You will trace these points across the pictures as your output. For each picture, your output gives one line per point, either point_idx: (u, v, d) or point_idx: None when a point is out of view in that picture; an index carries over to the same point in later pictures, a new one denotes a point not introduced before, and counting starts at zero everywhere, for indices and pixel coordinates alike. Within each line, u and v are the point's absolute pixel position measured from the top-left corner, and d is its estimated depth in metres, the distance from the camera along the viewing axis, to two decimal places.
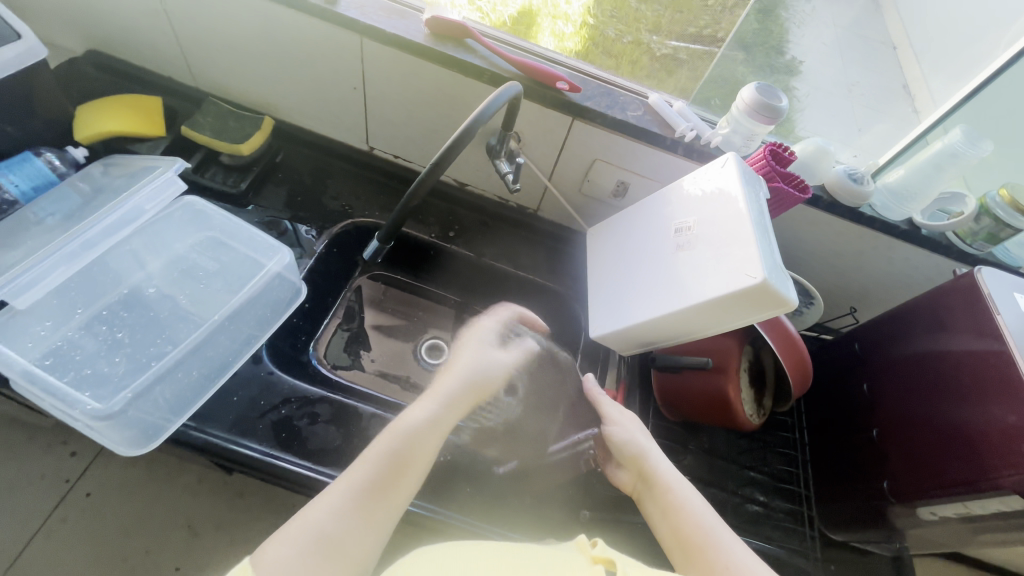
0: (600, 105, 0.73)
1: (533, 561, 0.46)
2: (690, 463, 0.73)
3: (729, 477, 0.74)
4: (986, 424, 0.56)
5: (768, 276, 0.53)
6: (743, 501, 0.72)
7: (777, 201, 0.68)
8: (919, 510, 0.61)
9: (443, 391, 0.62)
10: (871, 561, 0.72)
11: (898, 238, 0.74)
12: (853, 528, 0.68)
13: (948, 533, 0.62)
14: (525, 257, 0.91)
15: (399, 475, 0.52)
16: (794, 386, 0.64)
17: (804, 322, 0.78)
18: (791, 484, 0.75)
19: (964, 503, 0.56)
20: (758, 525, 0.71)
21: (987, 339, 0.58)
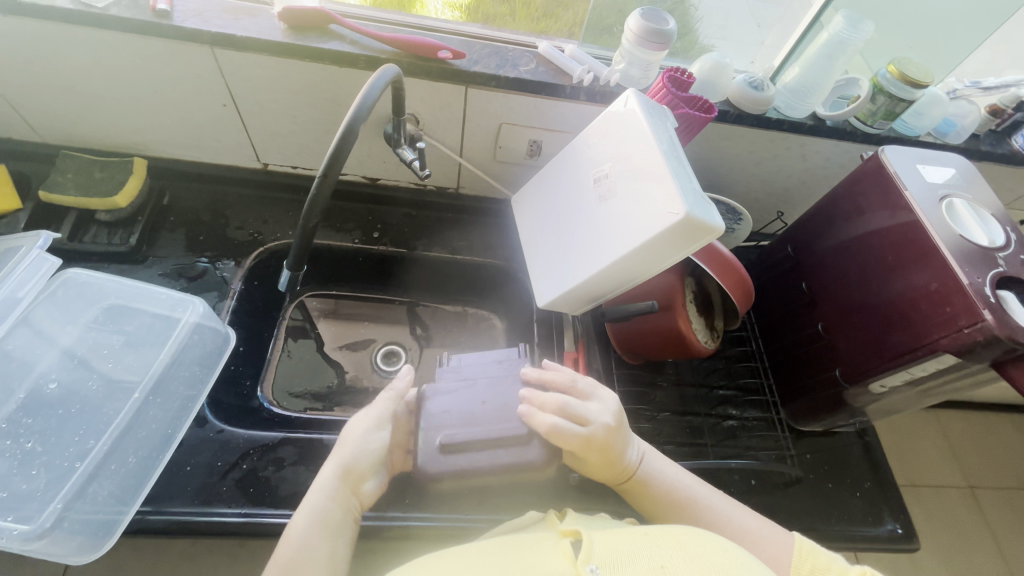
0: (489, 67, 0.69)
1: (500, 551, 0.42)
2: (662, 399, 0.75)
3: (700, 402, 0.76)
4: (911, 296, 0.58)
5: (690, 209, 0.53)
6: (718, 420, 0.75)
7: (687, 126, 0.67)
8: (870, 386, 0.65)
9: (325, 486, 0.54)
10: (840, 441, 0.78)
11: (807, 135, 0.76)
12: (818, 417, 0.73)
13: (899, 399, 0.66)
14: (459, 239, 0.88)
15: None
16: (739, 304, 0.65)
17: (738, 238, 0.79)
18: (759, 393, 0.79)
19: (907, 371, 0.60)
20: (737, 438, 0.74)
21: (900, 214, 0.61)
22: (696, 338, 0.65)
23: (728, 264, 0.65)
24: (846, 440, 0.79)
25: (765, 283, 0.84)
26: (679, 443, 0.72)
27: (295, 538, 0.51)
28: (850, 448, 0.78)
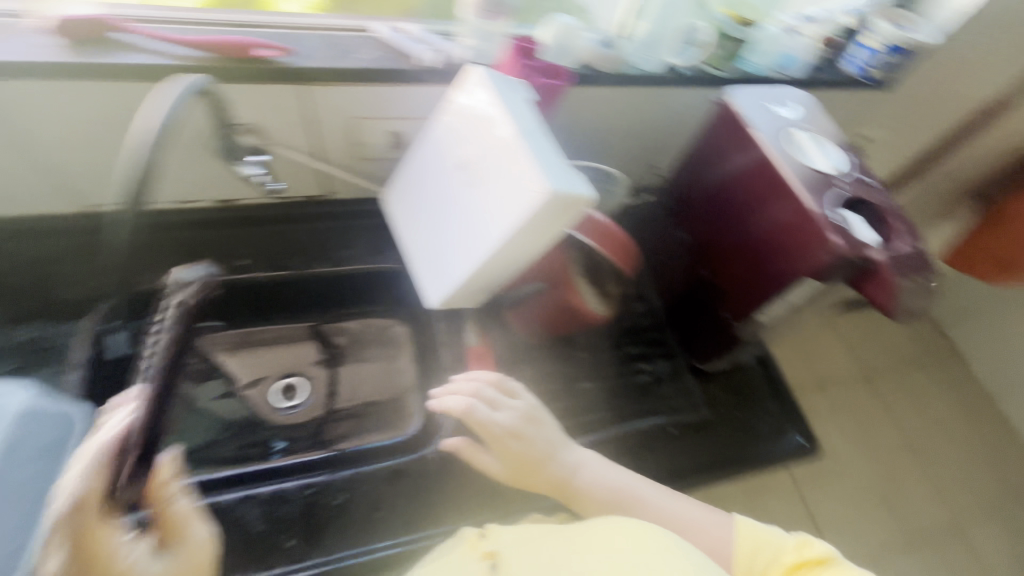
0: (323, 59, 0.62)
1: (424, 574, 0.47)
2: (575, 372, 0.76)
3: (611, 365, 0.77)
4: (775, 229, 0.61)
5: (555, 183, 0.51)
6: (630, 380, 0.77)
7: (545, 97, 0.65)
8: (756, 319, 0.68)
9: None
10: (744, 372, 0.83)
11: (666, 86, 0.76)
12: (717, 355, 0.77)
13: (779, 324, 0.71)
14: (340, 249, 0.81)
15: None
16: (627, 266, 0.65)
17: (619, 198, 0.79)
18: (663, 344, 0.82)
19: (783, 300, 0.64)
20: (654, 394, 0.77)
21: (754, 153, 0.63)
22: (590, 309, 0.66)
23: (611, 232, 0.64)
24: (749, 370, 0.84)
25: (648, 237, 0.85)
26: (599, 413, 0.73)
27: None
28: (752, 376, 0.83)
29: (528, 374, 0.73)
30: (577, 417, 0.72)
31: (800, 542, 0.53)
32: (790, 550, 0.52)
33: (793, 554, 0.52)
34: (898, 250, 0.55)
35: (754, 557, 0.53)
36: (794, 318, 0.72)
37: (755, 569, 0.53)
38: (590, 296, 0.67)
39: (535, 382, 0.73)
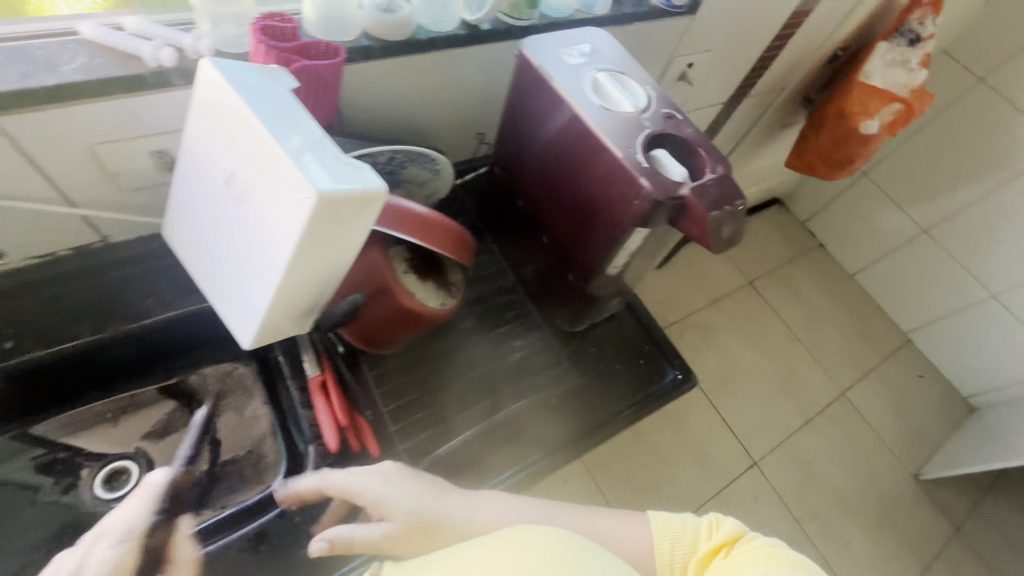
0: (9, 80, 0.49)
1: None
2: (438, 372, 0.71)
3: (475, 355, 0.74)
4: (594, 182, 0.58)
5: (323, 185, 0.44)
6: (497, 365, 0.74)
7: (319, 81, 0.56)
8: (601, 275, 0.67)
9: None
10: (615, 325, 0.83)
11: (467, 46, 0.70)
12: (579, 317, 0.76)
13: (622, 275, 0.71)
14: (140, 299, 0.69)
15: None
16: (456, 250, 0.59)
17: (447, 178, 0.74)
18: (527, 318, 0.79)
19: (619, 252, 0.62)
20: (523, 371, 0.75)
21: (559, 107, 0.59)
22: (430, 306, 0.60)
23: (427, 220, 0.58)
24: (619, 321, 0.84)
25: (489, 212, 0.80)
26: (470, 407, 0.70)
27: None
28: (622, 326, 0.83)
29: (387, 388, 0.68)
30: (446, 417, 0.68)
31: (711, 526, 0.58)
32: (703, 536, 0.57)
33: (707, 541, 0.57)
34: (706, 180, 0.54)
35: (671, 552, 0.57)
36: (640, 261, 0.72)
37: (672, 565, 0.56)
38: (428, 293, 0.60)
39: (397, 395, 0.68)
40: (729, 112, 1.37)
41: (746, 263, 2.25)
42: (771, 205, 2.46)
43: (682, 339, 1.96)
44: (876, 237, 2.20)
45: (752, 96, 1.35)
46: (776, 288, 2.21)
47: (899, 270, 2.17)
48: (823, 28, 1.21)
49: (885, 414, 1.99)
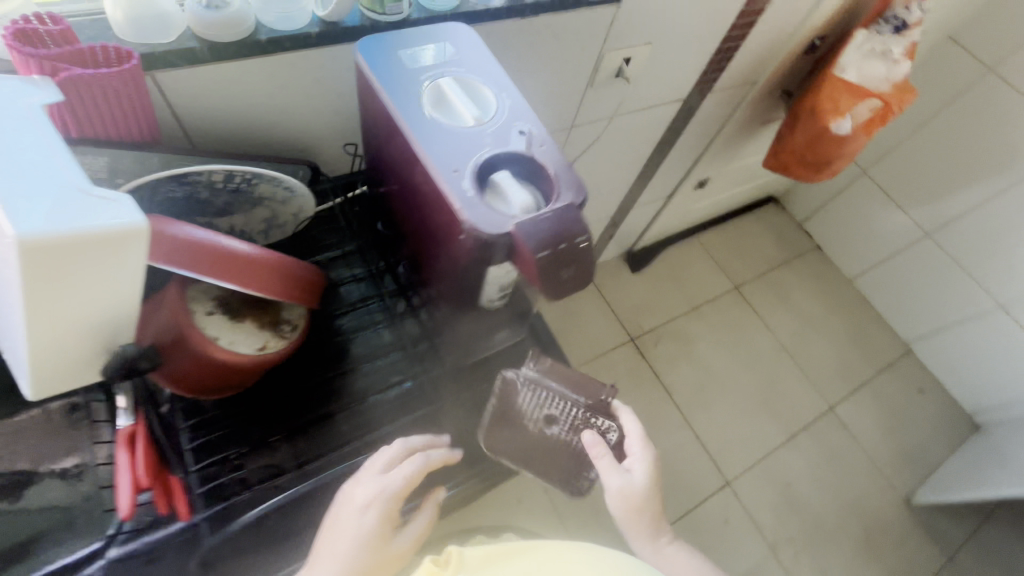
0: None
1: None
2: (301, 409, 0.66)
3: (344, 391, 0.68)
4: (429, 205, 0.50)
5: (29, 224, 0.36)
6: (368, 402, 0.68)
7: (110, 93, 0.50)
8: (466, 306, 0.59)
9: None
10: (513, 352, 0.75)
11: (322, 46, 0.62)
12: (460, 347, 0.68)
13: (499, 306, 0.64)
14: None
15: None
16: (277, 286, 0.55)
17: (305, 195, 0.65)
18: (412, 347, 0.71)
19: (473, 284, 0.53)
20: (400, 409, 0.68)
21: (388, 119, 0.50)
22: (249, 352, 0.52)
23: (241, 255, 0.52)
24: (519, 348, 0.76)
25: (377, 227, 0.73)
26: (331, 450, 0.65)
27: None
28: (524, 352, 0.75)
29: (236, 429, 0.63)
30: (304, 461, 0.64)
31: None
32: None
33: None
34: (541, 213, 0.44)
35: None
36: (521, 289, 0.63)
37: None
38: (249, 334, 0.53)
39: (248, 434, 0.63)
40: (693, 109, 1.25)
41: (734, 266, 2.11)
42: (765, 204, 2.31)
43: (657, 348, 1.84)
44: (875, 240, 2.04)
45: (718, 90, 1.23)
46: (765, 294, 2.07)
47: (899, 276, 2.01)
48: (788, 15, 1.09)
49: (877, 432, 1.85)
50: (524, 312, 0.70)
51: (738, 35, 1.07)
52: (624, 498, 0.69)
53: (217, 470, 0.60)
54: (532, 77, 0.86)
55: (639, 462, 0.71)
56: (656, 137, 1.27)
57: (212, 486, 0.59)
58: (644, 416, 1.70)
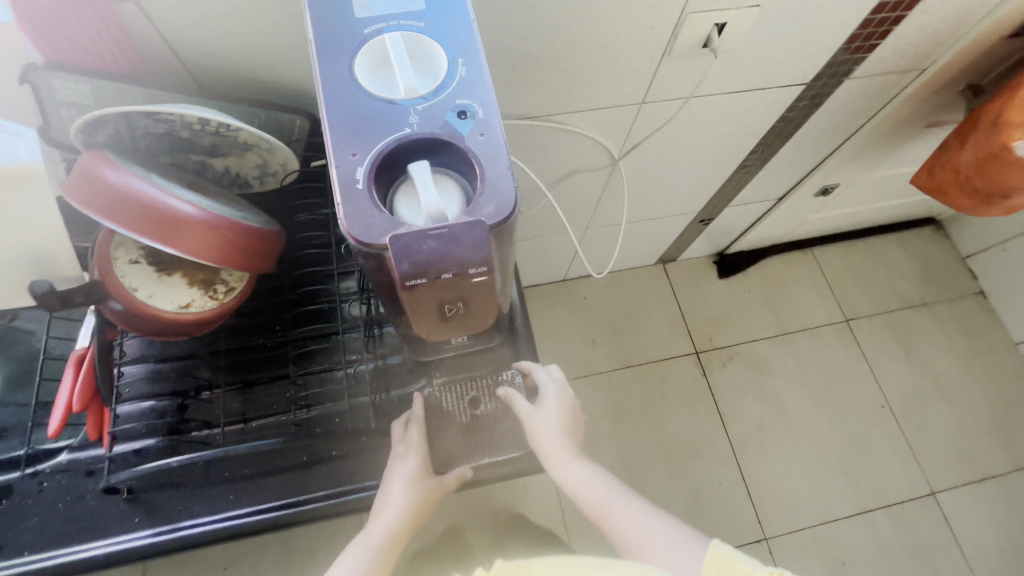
0: None
1: None
2: (257, 368, 0.66)
3: (300, 358, 0.66)
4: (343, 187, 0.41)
5: None
6: (320, 376, 0.66)
7: (81, 20, 0.51)
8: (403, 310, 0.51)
9: (365, 545, 0.54)
10: (491, 354, 0.65)
11: None
12: (414, 346, 0.61)
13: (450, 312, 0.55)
14: None
15: (386, 563, 0.53)
16: (197, 237, 0.51)
17: (280, 149, 0.62)
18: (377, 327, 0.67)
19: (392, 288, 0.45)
20: (345, 394, 0.65)
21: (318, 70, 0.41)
22: (184, 309, 0.56)
23: (159, 202, 0.49)
24: (501, 351, 0.65)
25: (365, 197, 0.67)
26: (270, 415, 0.64)
27: (347, 562, 0.53)
28: (501, 358, 0.65)
29: (185, 372, 0.64)
30: (244, 418, 0.64)
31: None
32: None
33: None
34: (432, 233, 0.35)
35: None
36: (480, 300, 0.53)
37: None
38: (175, 289, 0.57)
39: (191, 382, 0.64)
40: (820, 97, 0.98)
41: (850, 295, 1.74)
42: (916, 226, 1.85)
43: (725, 370, 1.61)
44: None
45: (863, 77, 0.94)
46: (885, 335, 1.69)
47: None
48: None
49: (993, 536, 1.47)
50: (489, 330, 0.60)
51: (901, 4, 0.79)
52: (539, 431, 0.59)
53: (166, 407, 0.63)
54: (587, 39, 0.72)
55: (550, 397, 0.61)
56: (762, 128, 1.03)
57: (157, 422, 0.62)
58: (688, 439, 1.52)
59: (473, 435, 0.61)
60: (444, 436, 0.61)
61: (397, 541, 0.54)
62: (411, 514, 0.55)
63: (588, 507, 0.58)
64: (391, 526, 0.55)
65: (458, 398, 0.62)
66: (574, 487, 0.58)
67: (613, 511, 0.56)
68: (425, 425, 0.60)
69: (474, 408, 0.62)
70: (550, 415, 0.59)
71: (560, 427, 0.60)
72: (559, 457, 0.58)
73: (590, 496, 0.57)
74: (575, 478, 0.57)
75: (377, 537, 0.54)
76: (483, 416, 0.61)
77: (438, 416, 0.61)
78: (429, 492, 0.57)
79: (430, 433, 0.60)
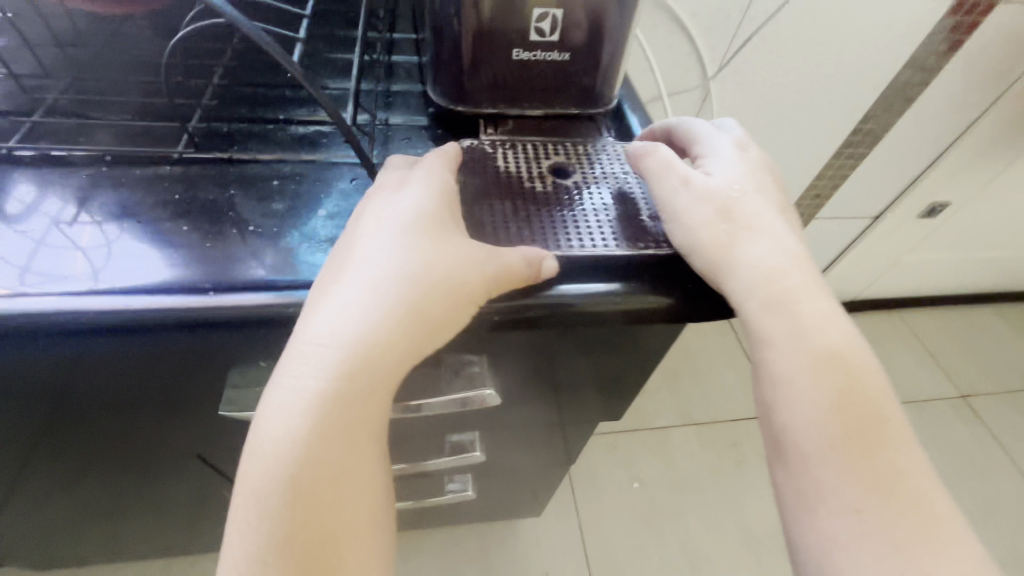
0: None
1: (514, 427, 0.45)
2: (148, 109, 0.36)
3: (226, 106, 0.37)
4: None
5: None
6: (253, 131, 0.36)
7: None
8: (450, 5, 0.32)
9: (313, 384, 0.23)
10: (576, 125, 0.38)
11: None
12: (455, 88, 0.36)
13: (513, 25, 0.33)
14: None
15: (353, 426, 0.23)
16: None
17: None
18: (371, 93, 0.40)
19: None
20: (289, 159, 0.34)
21: None
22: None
23: None
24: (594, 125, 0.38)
25: None
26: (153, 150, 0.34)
27: (273, 412, 0.23)
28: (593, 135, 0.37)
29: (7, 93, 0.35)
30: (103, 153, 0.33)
31: None
32: None
33: None
34: None
35: None
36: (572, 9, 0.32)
37: None
38: None
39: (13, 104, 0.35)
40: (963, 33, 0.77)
41: (956, 366, 1.40)
42: (1015, 301, 1.56)
43: None
44: None
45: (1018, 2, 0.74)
46: (1019, 420, 1.31)
47: None
48: None
49: None
50: (594, 97, 0.37)
51: None
52: (724, 208, 0.28)
53: None
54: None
55: (731, 156, 0.29)
56: (891, 71, 0.81)
57: None
58: None
59: (553, 214, 0.29)
60: (500, 210, 0.29)
61: (381, 385, 0.24)
62: (412, 309, 0.24)
63: (810, 402, 0.25)
64: (366, 345, 0.23)
65: (529, 162, 0.32)
66: (784, 350, 0.26)
67: (871, 411, 0.25)
68: (468, 192, 0.29)
69: (558, 180, 0.31)
70: (739, 189, 0.28)
71: (770, 214, 0.28)
72: (772, 280, 0.26)
73: (827, 372, 0.25)
74: (795, 329, 0.26)
75: (338, 363, 0.23)
76: (576, 192, 0.30)
77: (490, 182, 0.30)
78: (464, 274, 0.25)
79: (473, 204, 0.29)
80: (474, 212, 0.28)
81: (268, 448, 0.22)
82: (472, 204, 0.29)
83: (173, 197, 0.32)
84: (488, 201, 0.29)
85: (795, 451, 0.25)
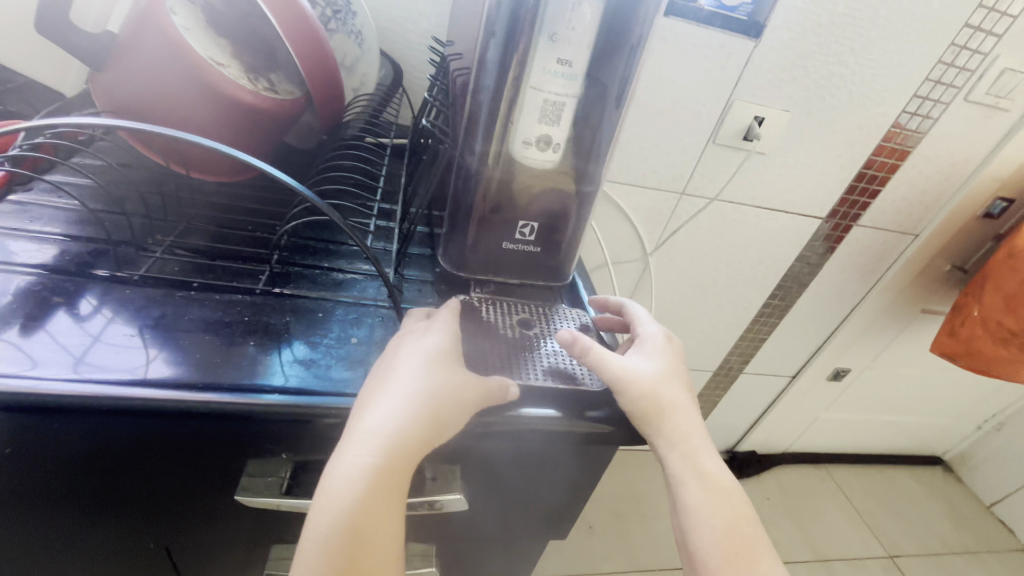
0: None
1: (474, 536, 0.51)
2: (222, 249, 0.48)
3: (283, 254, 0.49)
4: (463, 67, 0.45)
5: None
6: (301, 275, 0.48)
7: None
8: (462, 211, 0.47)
9: (367, 460, 0.32)
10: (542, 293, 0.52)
11: None
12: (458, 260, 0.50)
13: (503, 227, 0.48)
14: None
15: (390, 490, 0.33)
16: None
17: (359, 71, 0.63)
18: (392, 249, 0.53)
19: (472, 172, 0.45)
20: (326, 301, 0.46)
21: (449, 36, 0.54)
22: (222, 74, 0.43)
23: None
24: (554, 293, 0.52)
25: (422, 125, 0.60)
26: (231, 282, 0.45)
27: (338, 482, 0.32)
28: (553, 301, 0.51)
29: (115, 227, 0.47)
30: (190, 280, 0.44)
31: None
32: None
33: None
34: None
35: None
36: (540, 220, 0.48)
37: None
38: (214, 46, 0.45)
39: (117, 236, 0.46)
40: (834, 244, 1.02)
41: (881, 523, 1.49)
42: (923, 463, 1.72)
43: None
44: None
45: (870, 227, 0.98)
46: None
47: None
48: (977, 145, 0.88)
49: None
50: (556, 273, 0.52)
51: (896, 151, 0.86)
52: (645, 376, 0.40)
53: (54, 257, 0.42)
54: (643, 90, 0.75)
55: (652, 340, 0.43)
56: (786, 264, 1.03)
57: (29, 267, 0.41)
58: None
59: (523, 358, 0.41)
60: (487, 351, 0.40)
61: (407, 462, 0.33)
62: (432, 415, 0.34)
63: (711, 529, 0.39)
64: (402, 433, 0.33)
65: (509, 319, 0.45)
66: (693, 492, 0.39)
67: (743, 534, 0.39)
68: (467, 335, 0.41)
69: (529, 332, 0.44)
70: (659, 365, 0.41)
71: (677, 383, 0.41)
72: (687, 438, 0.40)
73: (717, 507, 0.39)
74: (698, 475, 0.40)
75: (382, 444, 0.32)
76: (540, 344, 0.43)
77: (481, 329, 0.42)
78: (465, 388, 0.35)
79: (469, 345, 0.40)
80: (470, 351, 0.40)
81: (323, 522, 0.31)
82: (472, 344, 0.40)
83: (241, 317, 0.42)
84: (481, 343, 0.41)
85: (698, 562, 0.38)
